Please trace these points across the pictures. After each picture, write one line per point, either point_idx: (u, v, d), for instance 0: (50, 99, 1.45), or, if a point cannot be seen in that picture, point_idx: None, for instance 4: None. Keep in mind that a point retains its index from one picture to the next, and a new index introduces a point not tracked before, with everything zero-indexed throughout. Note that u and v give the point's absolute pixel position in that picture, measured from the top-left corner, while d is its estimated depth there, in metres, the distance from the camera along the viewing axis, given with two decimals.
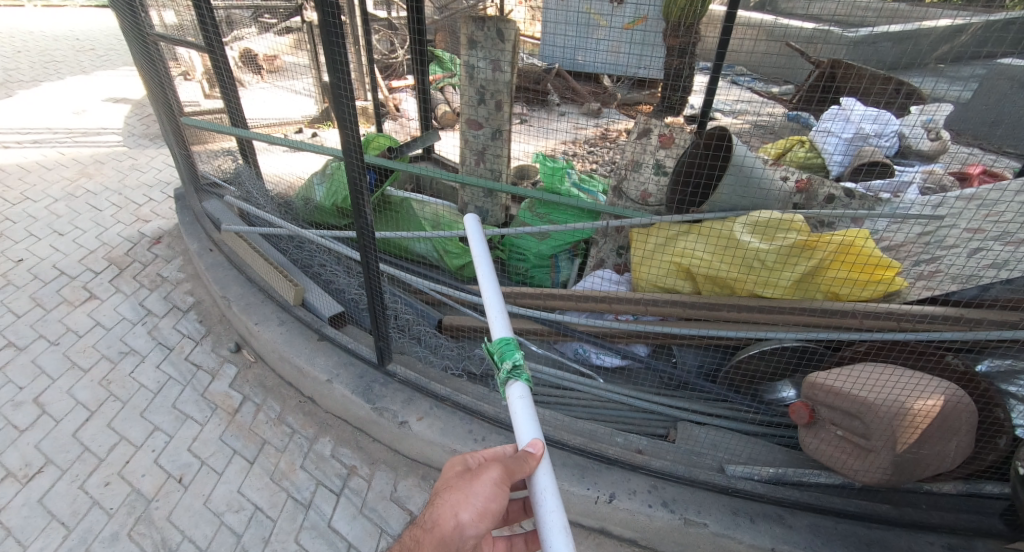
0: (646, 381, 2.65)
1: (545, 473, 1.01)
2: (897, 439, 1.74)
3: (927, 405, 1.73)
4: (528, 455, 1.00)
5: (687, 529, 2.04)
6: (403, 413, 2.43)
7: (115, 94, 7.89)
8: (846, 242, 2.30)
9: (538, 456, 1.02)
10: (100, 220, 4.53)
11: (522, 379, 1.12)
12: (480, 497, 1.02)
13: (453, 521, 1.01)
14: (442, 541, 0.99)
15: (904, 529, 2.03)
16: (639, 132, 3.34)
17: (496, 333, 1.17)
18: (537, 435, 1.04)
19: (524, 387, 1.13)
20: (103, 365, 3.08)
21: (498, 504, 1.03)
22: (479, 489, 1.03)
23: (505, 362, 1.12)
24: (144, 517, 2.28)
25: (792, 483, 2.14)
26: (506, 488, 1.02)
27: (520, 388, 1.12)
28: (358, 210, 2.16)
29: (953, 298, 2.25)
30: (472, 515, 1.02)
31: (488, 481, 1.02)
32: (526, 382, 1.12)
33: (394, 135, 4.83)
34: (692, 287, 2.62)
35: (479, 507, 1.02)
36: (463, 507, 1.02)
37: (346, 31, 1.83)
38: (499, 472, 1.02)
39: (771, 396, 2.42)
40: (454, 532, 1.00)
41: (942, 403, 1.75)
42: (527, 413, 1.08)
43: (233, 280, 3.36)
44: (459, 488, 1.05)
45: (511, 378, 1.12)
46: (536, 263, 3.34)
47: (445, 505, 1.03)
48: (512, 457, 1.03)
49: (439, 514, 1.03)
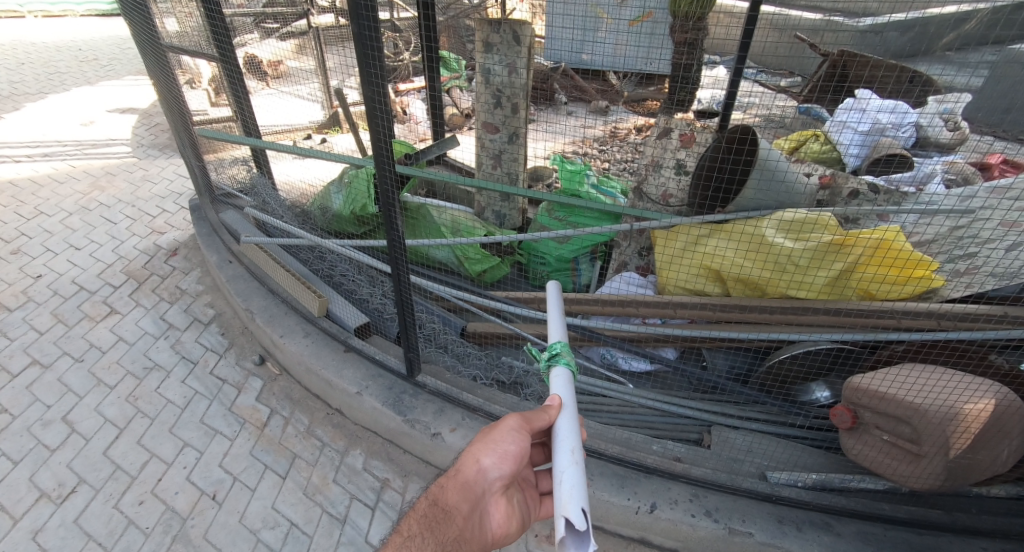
0: (677, 386, 2.60)
1: (562, 422, 1.18)
2: (951, 443, 1.72)
3: (979, 406, 1.70)
4: (546, 406, 1.20)
5: (731, 538, 2.02)
6: (435, 424, 2.42)
7: (121, 104, 7.89)
8: (880, 240, 2.21)
9: (556, 407, 1.21)
10: (115, 233, 4.53)
11: (562, 364, 1.30)
12: (499, 444, 1.23)
13: (477, 467, 1.24)
14: (466, 483, 1.23)
15: (950, 533, 2.01)
16: (660, 132, 3.33)
17: (551, 334, 1.38)
18: (560, 393, 1.23)
19: (566, 370, 1.30)
20: (129, 381, 3.08)
21: (516, 451, 1.23)
22: (497, 438, 1.24)
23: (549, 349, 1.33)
24: (181, 535, 2.27)
25: (837, 489, 2.11)
26: (524, 436, 1.23)
27: (561, 370, 1.29)
28: (388, 218, 2.15)
29: (993, 296, 2.18)
30: (494, 461, 1.23)
31: (506, 431, 1.24)
32: (565, 365, 1.30)
33: (404, 138, 4.80)
34: (722, 290, 2.56)
35: (499, 454, 1.24)
36: (484, 455, 1.24)
37: (380, 30, 1.79)
38: (518, 422, 1.23)
39: (804, 397, 2.33)
40: (477, 476, 1.23)
41: (995, 403, 1.72)
42: (565, 385, 1.25)
43: (256, 292, 3.36)
44: (480, 440, 1.28)
45: (552, 364, 1.32)
46: (557, 266, 3.27)
47: (468, 457, 1.26)
48: (533, 410, 1.24)
49: (464, 464, 1.26)
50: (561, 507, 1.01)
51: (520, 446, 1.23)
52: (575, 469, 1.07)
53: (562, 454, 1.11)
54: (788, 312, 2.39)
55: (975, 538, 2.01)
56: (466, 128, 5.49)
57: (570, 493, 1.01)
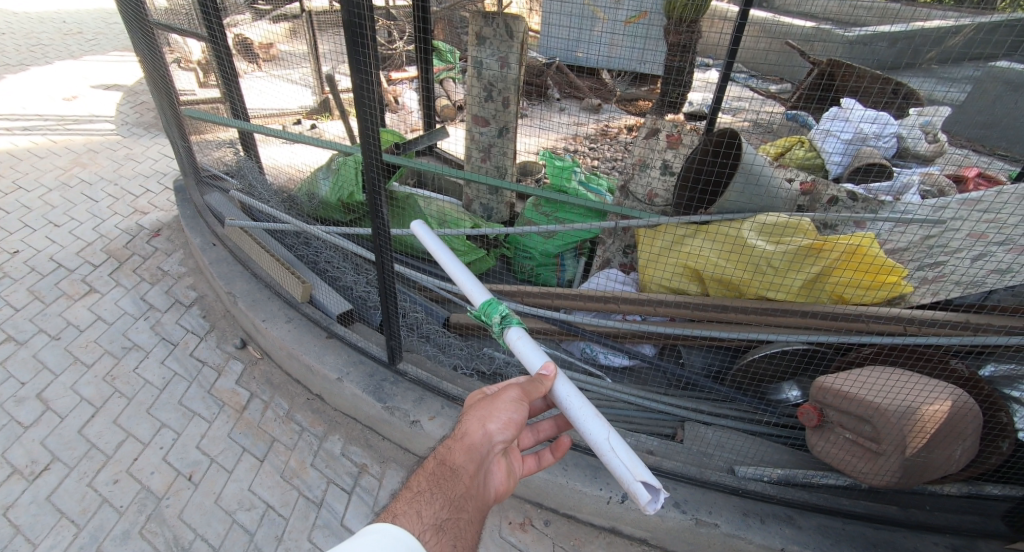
0: (653, 381, 2.65)
1: (564, 385, 1.27)
2: (926, 434, 1.79)
3: (947, 401, 1.80)
4: (544, 377, 1.24)
5: (698, 529, 2.09)
6: (414, 412, 2.45)
7: (105, 80, 7.73)
8: (855, 246, 2.27)
9: (551, 376, 1.26)
10: (96, 211, 4.45)
11: (513, 324, 1.39)
12: (505, 410, 1.18)
13: (482, 432, 1.16)
14: (472, 447, 1.14)
15: (906, 528, 2.11)
16: (647, 132, 3.29)
17: (484, 303, 1.42)
18: (546, 359, 1.29)
19: (519, 330, 1.38)
20: (106, 360, 3.05)
21: (521, 416, 1.20)
22: (502, 404, 1.19)
23: (494, 316, 1.38)
24: (155, 515, 2.27)
25: (801, 484, 2.20)
26: (526, 403, 1.21)
27: (517, 330, 1.37)
28: (374, 206, 2.17)
29: (956, 304, 2.21)
30: (500, 425, 1.17)
31: (509, 398, 1.20)
32: (517, 325, 1.38)
33: (395, 127, 4.79)
34: (700, 289, 2.59)
35: (505, 418, 1.18)
36: (491, 419, 1.17)
37: (369, 14, 1.81)
38: (518, 392, 1.21)
39: (775, 396, 2.43)
40: (483, 439, 1.15)
41: (958, 403, 1.82)
42: (531, 347, 1.33)
43: (239, 275, 3.35)
44: (483, 406, 1.21)
45: (505, 326, 1.38)
46: (542, 260, 3.29)
47: (473, 420, 1.18)
48: (528, 382, 1.25)
49: (469, 426, 1.17)
50: (630, 475, 1.10)
51: (525, 411, 1.20)
52: (621, 445, 1.14)
53: (593, 425, 1.18)
54: (765, 313, 2.38)
55: (927, 533, 2.11)
56: (458, 119, 5.50)
57: (633, 462, 1.11)
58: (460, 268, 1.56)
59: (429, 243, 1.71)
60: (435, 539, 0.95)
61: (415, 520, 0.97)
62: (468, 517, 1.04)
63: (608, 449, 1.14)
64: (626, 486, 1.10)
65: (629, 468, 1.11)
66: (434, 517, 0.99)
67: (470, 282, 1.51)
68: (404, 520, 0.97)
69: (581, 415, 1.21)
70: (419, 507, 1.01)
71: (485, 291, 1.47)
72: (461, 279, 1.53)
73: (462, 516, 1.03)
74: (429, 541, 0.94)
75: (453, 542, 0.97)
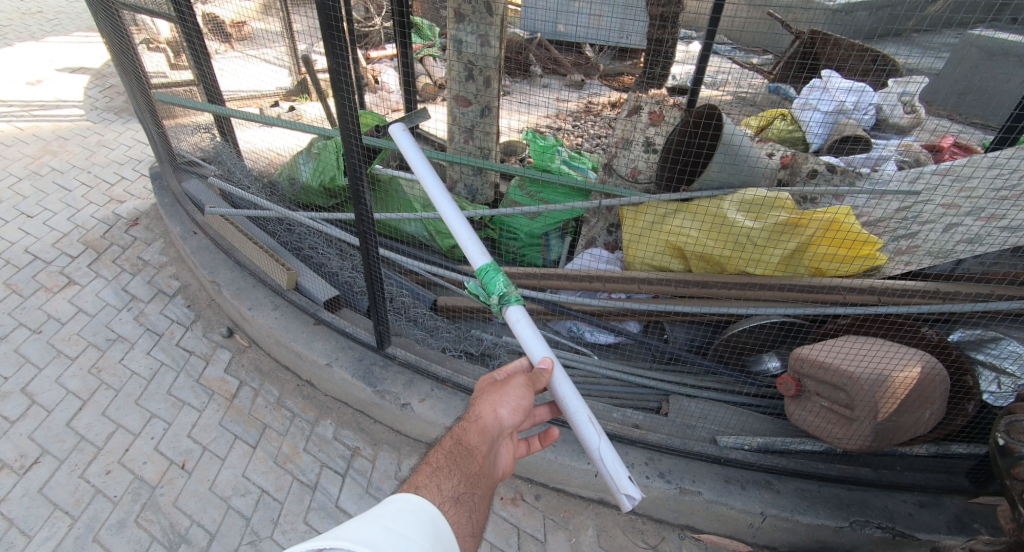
0: (639, 356, 2.71)
1: (564, 382, 1.31)
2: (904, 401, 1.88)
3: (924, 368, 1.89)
4: (546, 369, 1.27)
5: (682, 497, 2.18)
6: (405, 395, 2.49)
7: (71, 62, 7.42)
8: (832, 219, 2.31)
9: (550, 369, 1.29)
10: (70, 201, 4.33)
11: (513, 302, 1.35)
12: (514, 396, 1.21)
13: (493, 416, 1.18)
14: (484, 430, 1.15)
15: (878, 489, 2.22)
16: (630, 109, 3.34)
17: (486, 275, 1.35)
18: (548, 352, 1.31)
19: (519, 308, 1.36)
20: (91, 352, 3.02)
21: (528, 403, 1.22)
22: (512, 390, 1.22)
23: (493, 294, 1.34)
24: (150, 503, 2.29)
25: (778, 451, 2.30)
26: (533, 390, 1.24)
27: (517, 310, 1.35)
28: (356, 191, 2.14)
29: (929, 273, 2.28)
30: (510, 411, 1.20)
31: (518, 384, 1.23)
32: (517, 302, 1.34)
33: (376, 108, 4.71)
34: (683, 266, 2.63)
35: (514, 404, 1.21)
36: (501, 404, 1.19)
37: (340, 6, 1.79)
38: (524, 379, 1.24)
39: (757, 368, 2.54)
40: (494, 423, 1.17)
41: (934, 370, 1.90)
42: (532, 334, 1.33)
43: (222, 264, 3.31)
44: (492, 391, 1.23)
45: (503, 304, 1.35)
46: (527, 241, 3.28)
47: (484, 404, 1.20)
48: (531, 371, 1.28)
49: (481, 410, 1.19)
50: (617, 485, 1.25)
51: (532, 398, 1.23)
52: (611, 456, 1.28)
53: (589, 430, 1.28)
54: (745, 288, 2.44)
55: (897, 492, 2.22)
56: (440, 98, 5.42)
57: (620, 473, 1.25)
58: (462, 226, 1.45)
59: (426, 178, 1.55)
60: (454, 511, 0.95)
61: (436, 491, 0.96)
62: (480, 493, 1.04)
63: (600, 455, 1.27)
64: (613, 492, 1.26)
65: (616, 477, 1.25)
66: (452, 490, 0.98)
67: (472, 241, 1.43)
68: (424, 492, 0.95)
69: (578, 419, 1.29)
70: (439, 479, 1.00)
71: (485, 256, 1.40)
72: (464, 238, 1.45)
73: (476, 491, 1.03)
74: (450, 513, 0.94)
75: (470, 516, 0.97)
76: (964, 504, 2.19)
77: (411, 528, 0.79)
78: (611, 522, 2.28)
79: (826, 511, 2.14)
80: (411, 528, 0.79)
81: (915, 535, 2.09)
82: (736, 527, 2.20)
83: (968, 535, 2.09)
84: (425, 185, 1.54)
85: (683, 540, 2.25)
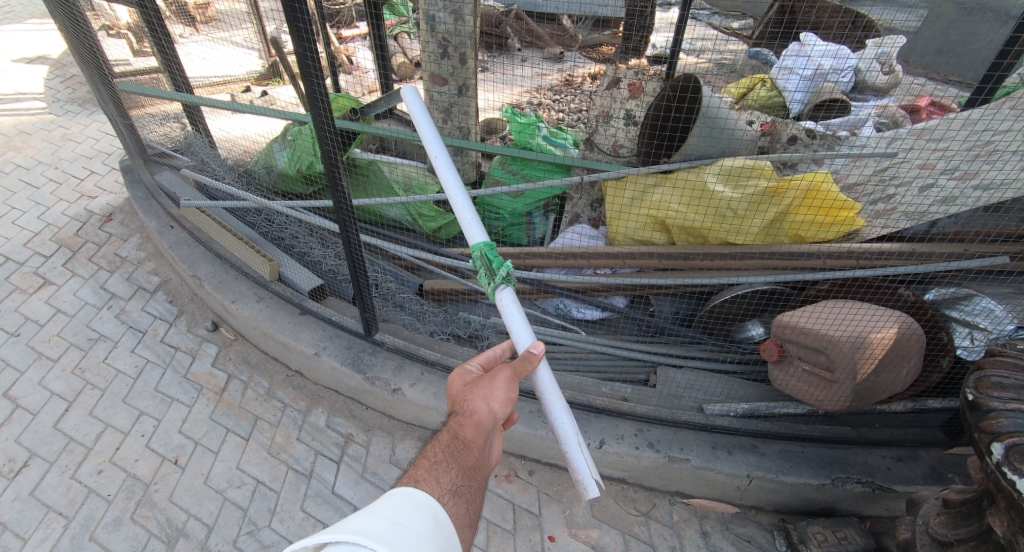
0: (626, 330, 2.74)
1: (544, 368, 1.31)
2: (884, 360, 1.94)
3: (903, 328, 1.94)
4: (535, 356, 1.23)
5: (671, 465, 2.24)
6: (395, 380, 2.50)
7: (28, 52, 7.09)
8: (810, 186, 2.31)
9: (540, 355, 1.26)
10: (39, 198, 4.20)
11: (507, 284, 1.33)
12: (503, 389, 1.23)
13: (487, 409, 1.19)
14: (479, 424, 1.16)
15: (859, 446, 2.31)
16: (609, 82, 3.21)
17: (484, 250, 1.33)
18: (535, 338, 1.28)
19: (512, 292, 1.34)
20: (73, 353, 2.98)
21: (516, 395, 1.25)
22: (498, 383, 1.24)
23: (500, 270, 1.32)
24: (145, 500, 2.29)
25: (763, 416, 2.36)
26: (518, 382, 1.25)
27: (510, 292, 1.32)
28: (333, 178, 2.09)
29: (906, 235, 2.31)
30: (500, 404, 1.22)
31: (504, 377, 1.24)
32: (511, 285, 1.33)
33: (352, 90, 4.60)
34: (666, 238, 2.63)
35: (503, 397, 1.23)
36: (493, 398, 1.21)
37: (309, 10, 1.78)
38: (510, 373, 1.24)
39: (740, 335, 2.58)
40: (488, 417, 1.19)
41: (910, 329, 1.94)
42: (520, 320, 1.30)
43: (202, 257, 3.25)
44: (480, 385, 1.24)
45: (496, 284, 1.33)
46: (512, 220, 3.27)
47: (476, 399, 1.21)
48: (517, 360, 1.26)
49: (474, 405, 1.20)
50: (583, 472, 1.24)
51: (518, 389, 1.25)
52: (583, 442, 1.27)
53: (563, 420, 1.26)
54: (727, 258, 2.47)
55: (876, 448, 2.31)
56: (417, 77, 5.30)
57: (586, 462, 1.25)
58: (462, 196, 1.41)
59: (437, 157, 1.46)
60: (453, 503, 0.96)
61: (435, 485, 0.97)
62: (478, 485, 1.06)
63: (573, 442, 1.25)
64: (579, 480, 1.24)
65: (587, 463, 1.25)
66: (451, 483, 0.99)
67: (473, 220, 1.39)
68: (424, 486, 0.96)
69: (552, 405, 1.27)
70: (437, 473, 1.01)
71: (484, 235, 1.37)
72: (465, 220, 1.39)
73: (473, 483, 1.05)
74: (449, 505, 0.95)
75: (468, 506, 0.99)
76: (939, 456, 2.29)
77: (412, 518, 0.80)
78: (603, 492, 2.34)
79: (809, 470, 2.22)
80: (411, 518, 0.80)
81: (893, 488, 2.18)
82: (723, 490, 2.27)
83: (943, 485, 2.19)
84: (435, 163, 1.46)
85: (673, 505, 2.33)
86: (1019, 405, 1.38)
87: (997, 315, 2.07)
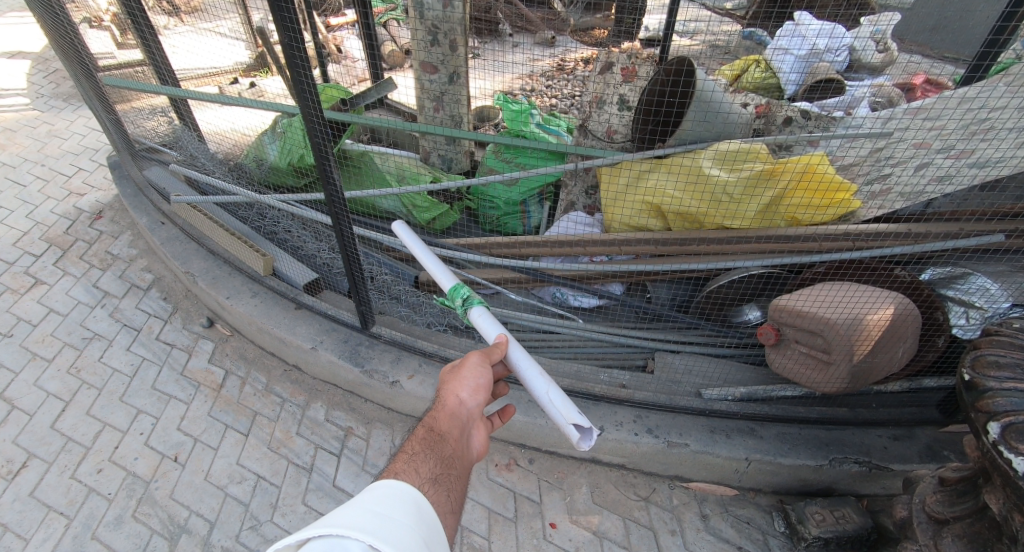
0: (623, 317, 2.75)
1: (514, 350, 1.38)
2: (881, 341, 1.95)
3: (898, 310, 1.96)
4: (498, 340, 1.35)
5: (670, 450, 2.25)
6: (393, 373, 2.50)
7: (7, 47, 6.92)
8: (805, 167, 2.30)
9: (505, 340, 1.38)
10: (27, 197, 4.13)
11: (475, 303, 1.48)
12: (471, 377, 1.25)
13: (456, 399, 1.21)
14: (452, 413, 1.18)
15: (856, 427, 2.32)
16: (603, 66, 3.27)
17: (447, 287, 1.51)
18: (502, 329, 1.41)
19: (481, 308, 1.48)
20: (68, 352, 2.96)
21: (486, 381, 1.27)
22: (467, 372, 1.26)
23: (459, 297, 1.47)
24: (146, 498, 2.29)
25: (761, 399, 2.37)
26: (487, 366, 1.30)
27: (478, 308, 1.47)
28: (323, 170, 2.06)
29: (902, 215, 2.30)
30: (470, 392, 1.23)
31: (472, 364, 1.28)
32: (479, 304, 1.48)
33: (340, 79, 4.53)
34: (662, 224, 2.61)
35: (473, 385, 1.24)
36: (461, 388, 1.22)
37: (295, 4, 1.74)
38: (479, 356, 1.31)
39: (738, 319, 2.61)
40: (458, 406, 1.20)
41: (904, 311, 1.97)
42: (488, 320, 1.44)
43: (194, 254, 3.22)
44: (450, 379, 1.26)
45: (467, 307, 1.48)
46: (507, 209, 3.25)
47: (446, 391, 1.23)
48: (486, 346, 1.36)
49: (444, 397, 1.22)
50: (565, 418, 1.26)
51: (488, 375, 1.28)
52: (559, 398, 1.30)
53: (538, 384, 1.33)
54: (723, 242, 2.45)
55: (872, 428, 2.33)
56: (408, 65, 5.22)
57: (567, 407, 1.27)
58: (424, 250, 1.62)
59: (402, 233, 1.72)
60: (434, 491, 0.95)
61: (414, 474, 0.97)
62: (456, 474, 1.06)
63: (547, 400, 1.30)
64: (563, 429, 1.25)
65: (564, 413, 1.26)
66: (430, 472, 0.99)
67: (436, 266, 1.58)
68: (404, 476, 0.96)
69: (527, 375, 1.35)
70: (415, 464, 1.01)
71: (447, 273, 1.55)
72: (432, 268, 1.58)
73: (451, 472, 1.05)
74: (430, 493, 0.95)
75: (448, 493, 0.99)
76: (934, 434, 2.31)
77: (396, 510, 0.79)
78: (603, 479, 2.36)
79: (806, 451, 2.23)
80: (398, 509, 0.80)
81: (889, 467, 2.21)
82: (722, 473, 2.29)
83: (938, 462, 2.22)
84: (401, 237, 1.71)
85: (673, 489, 2.34)
86: (1015, 384, 1.39)
87: (992, 293, 2.12)
